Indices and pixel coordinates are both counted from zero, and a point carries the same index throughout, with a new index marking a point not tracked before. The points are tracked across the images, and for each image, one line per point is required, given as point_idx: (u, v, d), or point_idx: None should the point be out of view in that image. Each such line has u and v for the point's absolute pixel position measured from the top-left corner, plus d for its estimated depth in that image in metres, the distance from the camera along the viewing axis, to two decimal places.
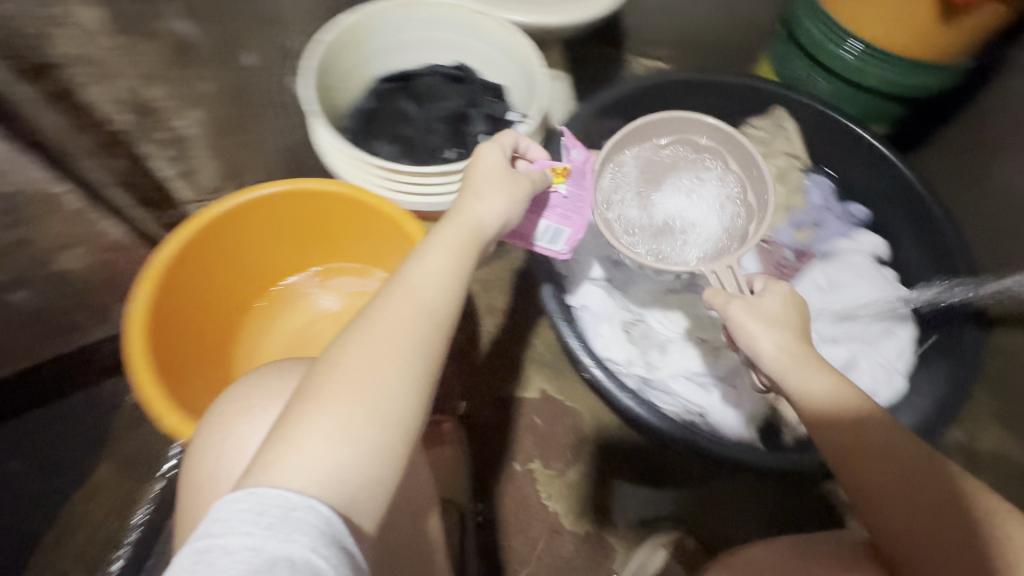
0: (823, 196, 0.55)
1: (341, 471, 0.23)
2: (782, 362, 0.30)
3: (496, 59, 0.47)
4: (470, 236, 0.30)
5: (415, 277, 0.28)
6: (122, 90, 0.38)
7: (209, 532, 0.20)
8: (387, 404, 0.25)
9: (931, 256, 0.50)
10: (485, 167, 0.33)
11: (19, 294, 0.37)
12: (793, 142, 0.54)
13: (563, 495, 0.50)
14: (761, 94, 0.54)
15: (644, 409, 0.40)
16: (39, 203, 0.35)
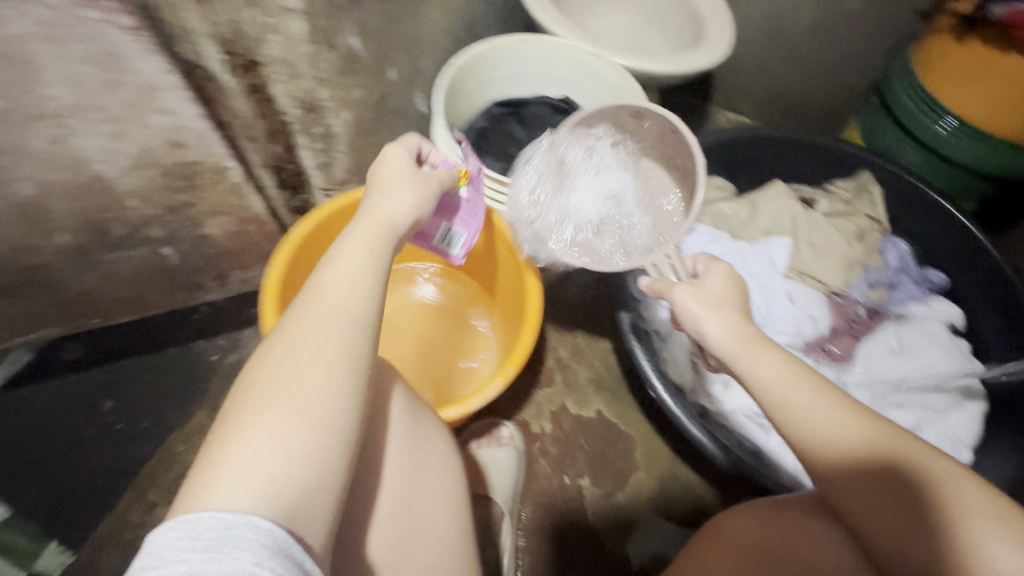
0: (902, 260, 0.56)
1: (278, 476, 0.22)
2: (729, 346, 0.31)
3: (603, 98, 0.53)
4: (380, 236, 0.31)
5: (327, 283, 0.28)
6: (301, 90, 0.37)
7: (141, 567, 0.19)
8: (318, 406, 0.24)
9: (1012, 337, 0.50)
10: (389, 171, 0.36)
11: (165, 250, 0.45)
12: (876, 206, 0.56)
13: (608, 515, 0.52)
14: (846, 157, 0.57)
15: (705, 434, 0.44)
16: (209, 174, 0.39)
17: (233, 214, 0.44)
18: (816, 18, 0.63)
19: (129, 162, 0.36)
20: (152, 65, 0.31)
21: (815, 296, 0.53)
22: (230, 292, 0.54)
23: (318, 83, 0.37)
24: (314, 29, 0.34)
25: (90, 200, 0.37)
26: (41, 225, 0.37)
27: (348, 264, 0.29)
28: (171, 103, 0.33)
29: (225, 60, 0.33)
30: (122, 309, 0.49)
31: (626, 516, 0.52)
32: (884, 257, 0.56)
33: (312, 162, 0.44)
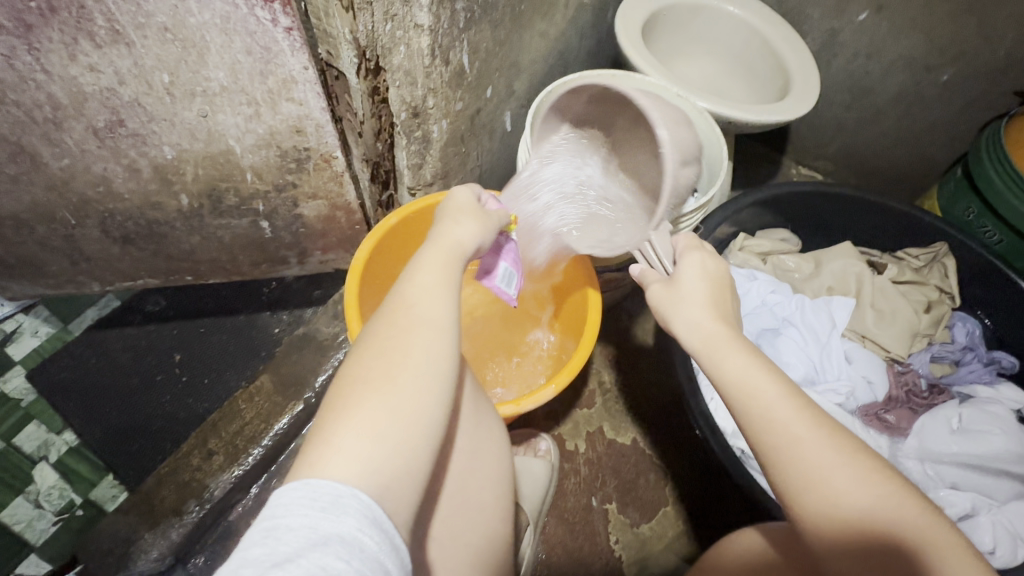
0: (970, 338, 0.55)
1: (374, 466, 0.24)
2: (700, 340, 0.33)
3: None
4: (454, 255, 0.33)
5: (412, 296, 0.30)
6: (411, 95, 0.41)
7: (273, 513, 0.21)
8: (406, 404, 0.26)
9: None
10: (457, 203, 0.37)
11: (267, 222, 0.49)
12: (949, 278, 0.56)
13: (631, 544, 0.52)
14: (922, 228, 0.57)
15: (745, 479, 0.43)
16: (317, 162, 0.44)
17: (328, 200, 0.48)
18: (903, 86, 0.63)
19: (253, 143, 0.40)
20: (297, 60, 0.35)
21: (873, 359, 0.53)
22: (306, 270, 0.58)
23: (427, 92, 0.41)
24: (435, 45, 0.38)
25: (215, 170, 0.42)
26: (170, 185, 0.43)
27: (428, 279, 0.31)
28: (303, 94, 0.37)
29: (355, 62, 0.37)
30: (212, 272, 0.54)
31: (651, 551, 0.52)
32: (951, 333, 0.55)
33: (405, 162, 0.47)
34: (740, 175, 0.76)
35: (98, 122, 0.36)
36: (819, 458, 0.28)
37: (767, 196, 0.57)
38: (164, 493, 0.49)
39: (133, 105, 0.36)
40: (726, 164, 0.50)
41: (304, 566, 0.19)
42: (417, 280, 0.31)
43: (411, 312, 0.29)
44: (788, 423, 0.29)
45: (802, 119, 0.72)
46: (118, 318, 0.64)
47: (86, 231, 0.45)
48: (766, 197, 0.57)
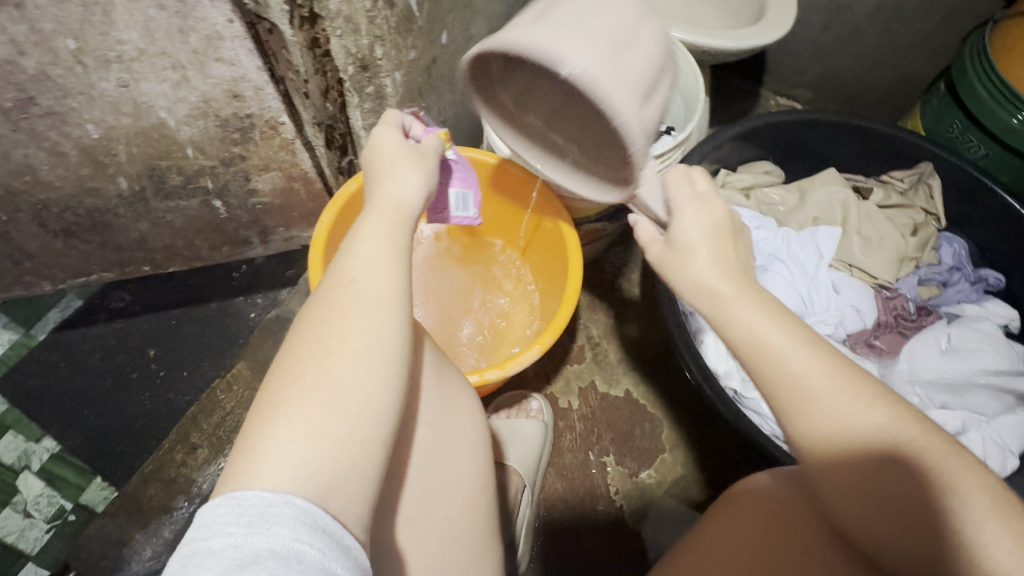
0: (956, 259, 0.54)
1: (310, 467, 0.23)
2: (706, 294, 0.30)
3: None
4: (396, 215, 0.31)
5: (350, 268, 0.28)
6: (356, 46, 0.38)
7: (193, 538, 0.20)
8: (342, 397, 0.24)
9: None
10: (388, 152, 0.34)
11: (219, 200, 0.46)
12: (934, 200, 0.55)
13: (629, 494, 0.52)
14: (904, 149, 0.55)
15: (742, 420, 0.43)
16: (263, 130, 0.40)
17: (283, 170, 0.45)
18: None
19: (188, 113, 0.37)
20: (219, 12, 0.31)
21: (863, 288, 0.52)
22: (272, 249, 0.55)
23: (374, 40, 0.38)
24: None
25: (152, 146, 0.39)
26: (104, 168, 0.39)
27: (363, 248, 0.29)
28: (231, 52, 0.33)
29: (286, 10, 0.33)
30: (170, 259, 0.51)
31: (650, 499, 0.52)
32: (937, 255, 0.55)
33: (360, 123, 0.44)
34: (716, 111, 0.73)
35: (5, 101, 0.32)
36: (837, 406, 0.27)
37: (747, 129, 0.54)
38: (150, 492, 0.48)
39: (41, 78, 0.31)
40: (706, 100, 0.48)
41: None
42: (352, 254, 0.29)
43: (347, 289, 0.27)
44: (803, 369, 0.28)
45: (777, 45, 0.69)
46: (82, 317, 0.61)
47: (21, 227, 0.42)
48: (747, 130, 0.54)
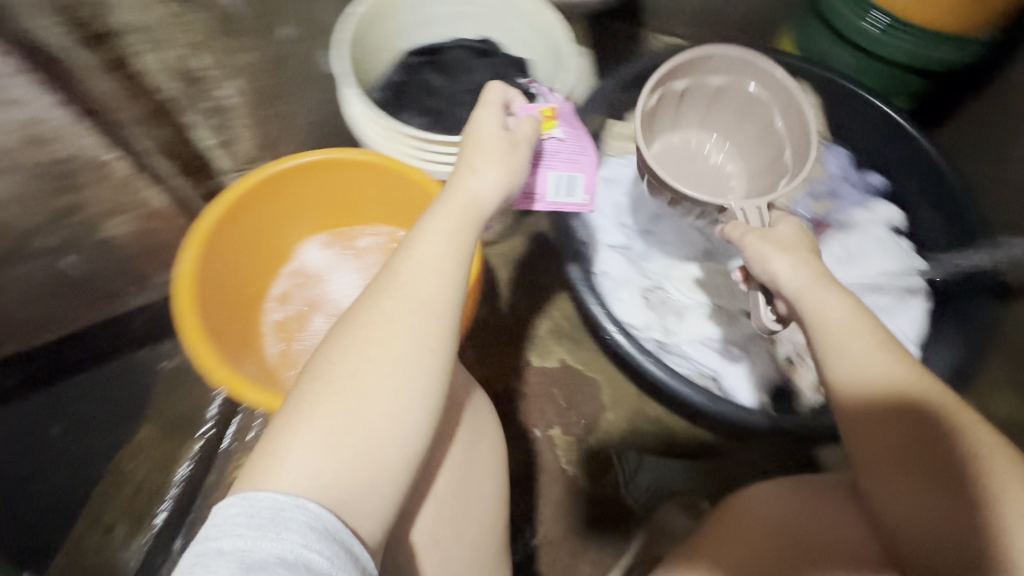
0: (841, 166, 0.57)
1: (327, 475, 0.26)
2: (798, 282, 0.32)
3: (520, 32, 0.53)
4: (462, 216, 0.33)
5: (405, 274, 0.30)
6: (169, 60, 0.45)
7: (206, 536, 0.24)
8: (370, 407, 0.27)
9: (948, 224, 0.52)
10: (477, 142, 0.37)
11: (70, 257, 0.43)
12: (813, 116, 0.56)
13: (581, 459, 0.53)
14: (783, 71, 0.55)
15: (662, 372, 0.44)
16: (91, 168, 0.41)
17: (132, 211, 0.44)
18: None
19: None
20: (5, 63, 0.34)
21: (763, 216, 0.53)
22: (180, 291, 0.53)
23: (186, 50, 0.46)
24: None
25: None
26: None
27: (424, 242, 0.31)
28: (17, 91, 0.35)
29: (75, 37, 0.38)
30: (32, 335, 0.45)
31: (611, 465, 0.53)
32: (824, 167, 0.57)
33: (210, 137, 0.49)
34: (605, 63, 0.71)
35: None
36: (871, 371, 0.30)
37: (626, 79, 0.53)
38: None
39: None
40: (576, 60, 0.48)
41: None
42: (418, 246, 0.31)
43: (406, 286, 0.30)
44: (838, 321, 0.31)
45: None
46: None
47: None
48: (626, 80, 0.53)
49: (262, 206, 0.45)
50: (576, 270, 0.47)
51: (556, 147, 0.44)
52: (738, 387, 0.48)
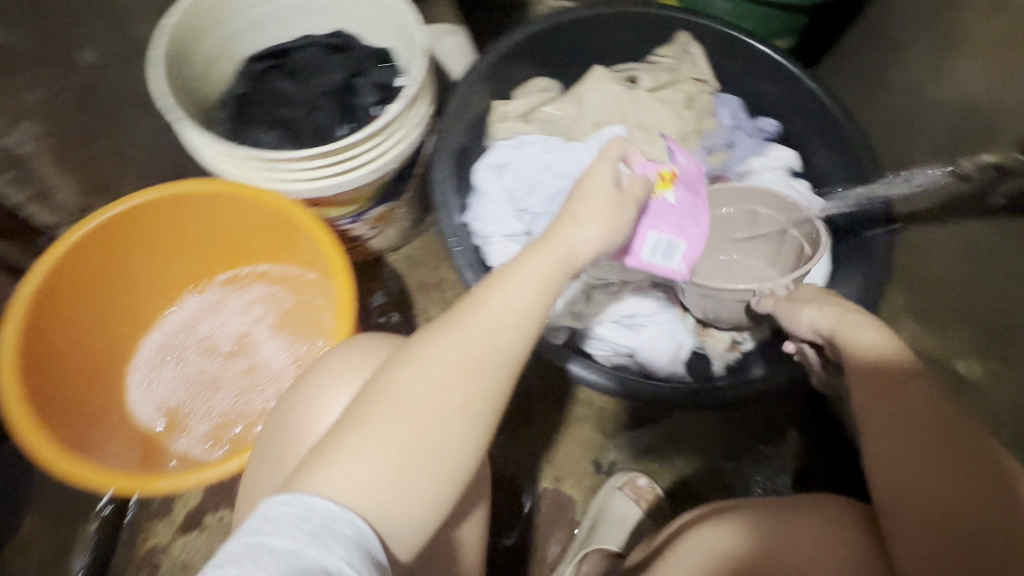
0: (731, 119, 0.95)
1: (374, 485, 0.39)
2: (824, 320, 0.51)
3: (373, 20, 0.88)
4: (555, 264, 0.47)
5: (491, 323, 0.44)
6: None
7: (257, 531, 0.35)
8: (427, 447, 0.41)
9: (835, 148, 0.89)
10: (595, 190, 0.50)
11: None
12: (696, 68, 0.93)
13: (557, 472, 0.84)
14: (666, 26, 0.94)
15: (600, 376, 0.71)
16: None
17: None
18: None
19: None
20: None
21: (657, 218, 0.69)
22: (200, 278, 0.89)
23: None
24: None
25: None
26: None
27: (528, 292, 0.45)
28: None
29: None
30: None
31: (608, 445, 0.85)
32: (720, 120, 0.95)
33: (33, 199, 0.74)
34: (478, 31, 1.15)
35: None
36: (898, 398, 0.45)
37: (504, 49, 0.90)
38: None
39: None
40: (416, 19, 0.75)
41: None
42: (510, 296, 0.45)
43: (493, 334, 0.44)
44: (879, 350, 0.47)
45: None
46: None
47: None
48: (503, 51, 0.90)
49: (107, 244, 0.73)
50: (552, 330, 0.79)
51: (665, 205, 0.66)
52: (653, 357, 0.78)
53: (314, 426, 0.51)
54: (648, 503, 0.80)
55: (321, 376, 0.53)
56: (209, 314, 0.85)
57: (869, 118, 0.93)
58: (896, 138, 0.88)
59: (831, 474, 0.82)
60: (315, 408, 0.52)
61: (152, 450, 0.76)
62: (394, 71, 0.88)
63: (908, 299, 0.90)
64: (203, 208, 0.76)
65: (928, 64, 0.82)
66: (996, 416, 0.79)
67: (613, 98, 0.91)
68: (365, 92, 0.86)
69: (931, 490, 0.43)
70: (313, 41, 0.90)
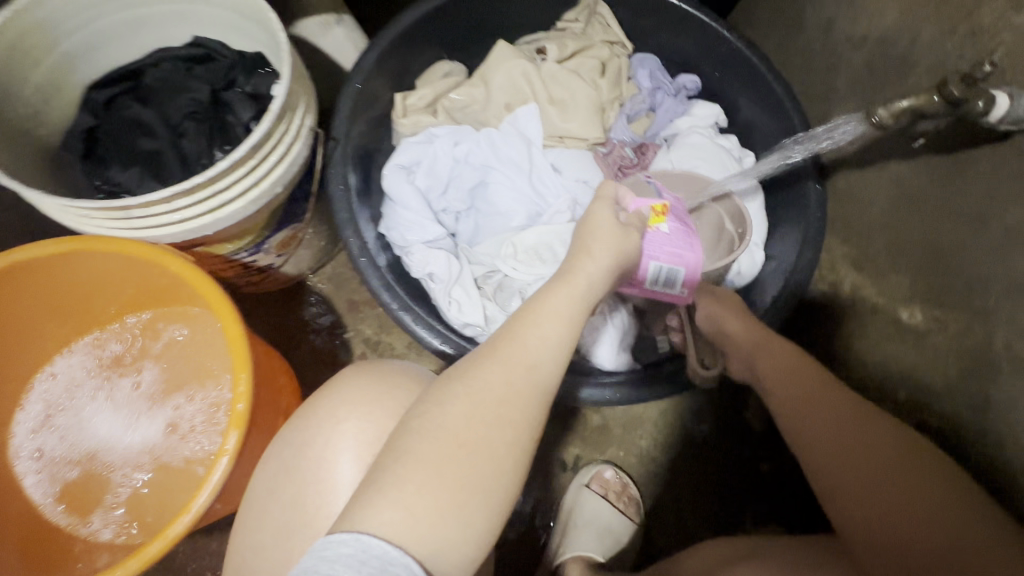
0: (657, 87, 1.62)
1: (426, 527, 0.58)
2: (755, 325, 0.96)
3: (230, 19, 1.27)
4: (580, 281, 0.76)
5: (542, 339, 0.70)
6: None
7: (321, 567, 0.53)
8: (490, 476, 0.63)
9: (763, 109, 1.46)
10: (603, 232, 0.83)
11: None
12: (603, 30, 1.60)
13: (588, 448, 1.54)
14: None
15: (596, 393, 1.17)
16: None
17: None
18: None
19: None
20: None
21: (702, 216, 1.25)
22: (183, 237, 1.15)
23: None
24: None
25: None
26: None
27: (555, 327, 0.70)
28: None
29: None
30: None
31: (595, 457, 1.53)
32: (641, 87, 1.62)
33: None
34: (395, 66, 1.49)
35: None
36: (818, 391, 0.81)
37: (389, 40, 1.42)
38: None
39: None
40: (285, 51, 1.08)
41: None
42: (544, 334, 0.70)
43: (532, 371, 0.67)
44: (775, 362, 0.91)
45: (319, 51, 1.51)
46: None
47: None
48: (389, 41, 1.42)
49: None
50: (574, 384, 1.18)
51: (661, 239, 1.02)
52: (610, 362, 1.29)
53: (334, 473, 0.87)
54: (605, 480, 1.47)
55: (341, 417, 0.90)
56: (114, 346, 1.10)
57: (803, 90, 1.43)
58: (825, 106, 1.35)
59: (769, 487, 1.49)
60: (325, 460, 0.88)
61: (69, 497, 1.03)
62: (249, 89, 1.28)
63: (850, 253, 1.32)
64: (99, 274, 0.99)
65: (898, 53, 1.11)
66: (922, 343, 1.13)
67: (518, 74, 1.56)
68: (242, 113, 1.26)
69: (842, 451, 0.73)
70: (168, 58, 1.31)
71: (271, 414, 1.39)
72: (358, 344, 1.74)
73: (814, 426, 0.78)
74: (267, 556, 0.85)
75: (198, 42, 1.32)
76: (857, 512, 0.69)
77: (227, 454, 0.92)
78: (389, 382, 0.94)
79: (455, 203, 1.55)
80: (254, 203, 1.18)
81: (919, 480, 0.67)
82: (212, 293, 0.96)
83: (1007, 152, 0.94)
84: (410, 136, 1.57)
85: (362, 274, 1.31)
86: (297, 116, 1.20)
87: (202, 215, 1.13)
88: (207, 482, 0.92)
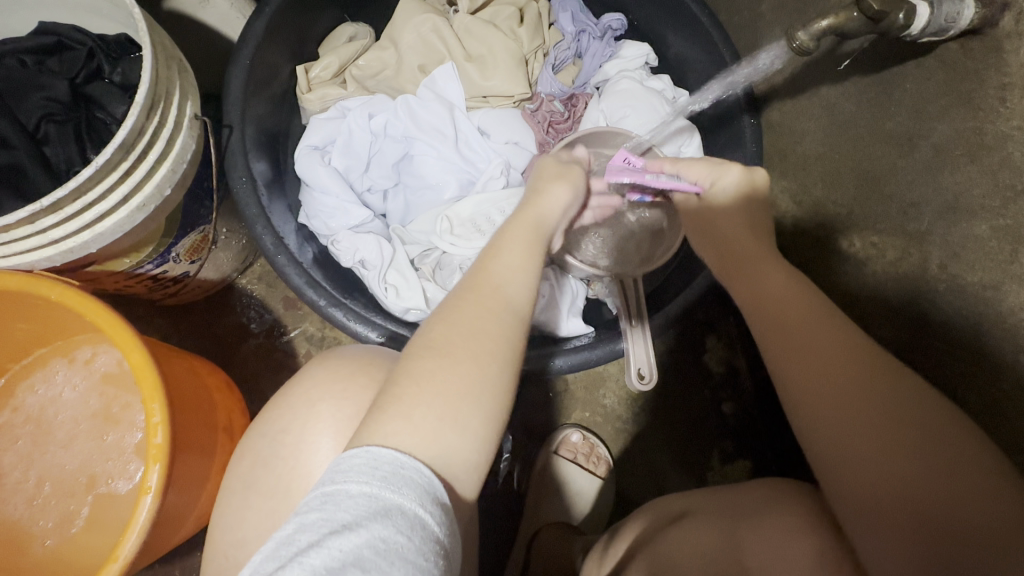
0: (585, 27, 1.47)
1: (436, 439, 0.56)
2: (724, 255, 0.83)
3: None
4: (530, 218, 0.76)
5: (511, 271, 0.69)
6: None
7: (332, 479, 0.51)
8: (486, 398, 0.59)
9: (690, 45, 1.37)
10: (550, 166, 0.87)
11: None
12: None
13: (555, 417, 1.50)
14: None
15: (562, 363, 1.10)
16: None
17: None
18: None
19: None
20: None
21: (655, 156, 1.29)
22: (65, 260, 0.95)
23: None
24: None
25: None
26: None
27: (519, 258, 0.70)
28: None
29: None
30: None
31: (561, 422, 1.49)
32: (565, 30, 1.48)
33: None
34: (291, 36, 1.32)
35: None
36: (829, 318, 0.65)
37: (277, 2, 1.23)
38: None
39: None
40: (142, 21, 0.91)
41: (360, 515, 0.47)
42: (509, 262, 0.70)
43: (501, 292, 0.66)
44: (757, 276, 0.74)
45: (202, 31, 1.32)
46: None
47: None
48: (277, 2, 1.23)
49: None
50: (559, 363, 1.10)
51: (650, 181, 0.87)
52: (571, 325, 1.24)
53: (312, 460, 0.79)
54: (570, 444, 1.43)
55: (314, 396, 0.83)
56: (30, 391, 0.99)
57: (729, 20, 1.34)
58: (754, 35, 1.27)
59: (733, 431, 1.49)
60: (305, 442, 0.80)
61: None
62: (120, 80, 1.09)
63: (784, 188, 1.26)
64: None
65: None
66: (854, 273, 1.09)
67: (428, 30, 1.40)
68: (117, 110, 1.07)
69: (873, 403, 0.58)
70: (11, 52, 1.07)
71: (209, 435, 1.23)
72: (300, 344, 1.57)
73: (801, 387, 0.61)
74: (248, 553, 0.76)
75: (45, 29, 1.09)
76: (881, 465, 0.55)
77: (149, 491, 0.81)
78: (356, 362, 0.86)
79: (380, 181, 1.40)
80: (140, 212, 0.97)
81: (938, 472, 0.53)
82: (106, 319, 0.84)
83: (931, 66, 0.88)
84: (320, 112, 1.41)
85: (280, 272, 1.13)
86: (174, 103, 0.99)
87: (77, 232, 0.92)
88: (131, 525, 0.81)
